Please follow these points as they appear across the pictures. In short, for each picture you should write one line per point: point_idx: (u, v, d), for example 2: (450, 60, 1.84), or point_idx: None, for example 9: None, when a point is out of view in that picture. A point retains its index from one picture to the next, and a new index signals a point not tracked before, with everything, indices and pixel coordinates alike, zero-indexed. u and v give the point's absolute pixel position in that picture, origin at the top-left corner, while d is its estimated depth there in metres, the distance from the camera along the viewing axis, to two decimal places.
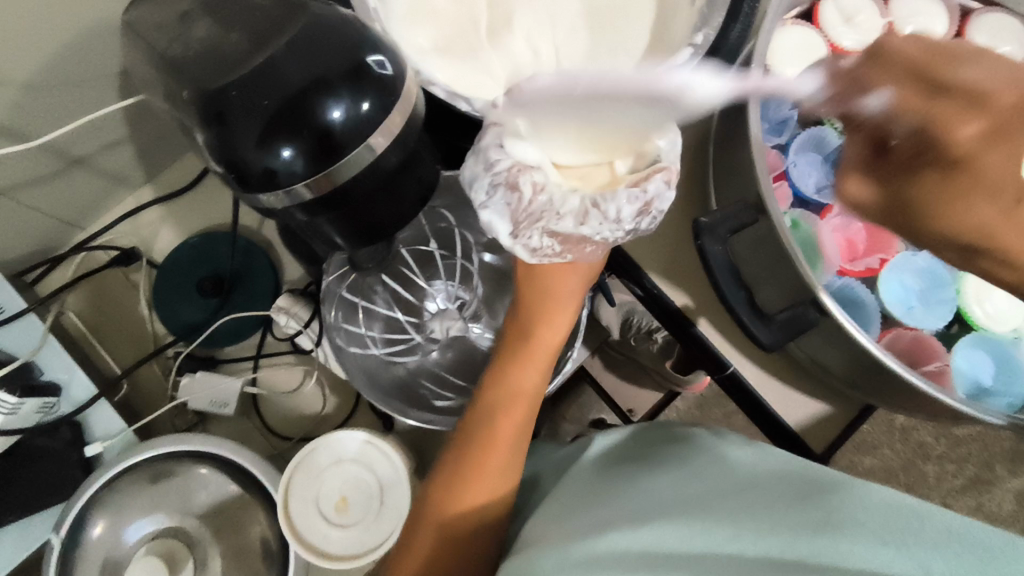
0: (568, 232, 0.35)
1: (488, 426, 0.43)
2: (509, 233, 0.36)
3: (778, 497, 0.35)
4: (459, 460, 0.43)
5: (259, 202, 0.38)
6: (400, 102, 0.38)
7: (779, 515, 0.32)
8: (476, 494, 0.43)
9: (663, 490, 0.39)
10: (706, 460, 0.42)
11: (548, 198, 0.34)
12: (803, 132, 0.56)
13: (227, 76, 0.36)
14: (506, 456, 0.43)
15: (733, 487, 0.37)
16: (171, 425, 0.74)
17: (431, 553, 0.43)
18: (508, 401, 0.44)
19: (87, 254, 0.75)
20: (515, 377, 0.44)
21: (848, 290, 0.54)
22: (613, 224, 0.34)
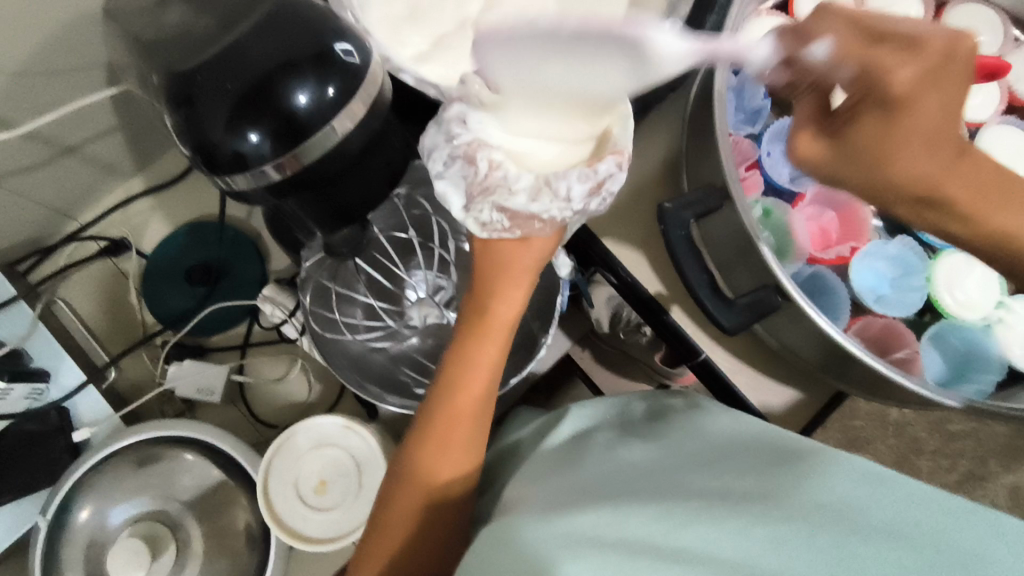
0: (518, 207, 0.37)
1: (449, 402, 0.44)
2: (462, 205, 0.38)
3: (743, 473, 0.36)
4: (425, 434, 0.45)
5: (228, 185, 0.39)
6: (365, 87, 0.38)
7: (740, 486, 0.35)
8: (443, 468, 0.45)
9: (634, 466, 0.41)
10: (681, 442, 0.43)
11: (503, 173, 0.36)
12: (775, 122, 0.56)
13: (195, 60, 0.37)
14: (470, 429, 0.45)
15: (703, 464, 0.39)
16: (159, 413, 0.75)
17: (413, 526, 0.45)
18: (467, 377, 0.44)
19: (79, 244, 0.76)
20: (472, 351, 0.44)
21: (817, 278, 0.55)
22: (562, 202, 0.36)
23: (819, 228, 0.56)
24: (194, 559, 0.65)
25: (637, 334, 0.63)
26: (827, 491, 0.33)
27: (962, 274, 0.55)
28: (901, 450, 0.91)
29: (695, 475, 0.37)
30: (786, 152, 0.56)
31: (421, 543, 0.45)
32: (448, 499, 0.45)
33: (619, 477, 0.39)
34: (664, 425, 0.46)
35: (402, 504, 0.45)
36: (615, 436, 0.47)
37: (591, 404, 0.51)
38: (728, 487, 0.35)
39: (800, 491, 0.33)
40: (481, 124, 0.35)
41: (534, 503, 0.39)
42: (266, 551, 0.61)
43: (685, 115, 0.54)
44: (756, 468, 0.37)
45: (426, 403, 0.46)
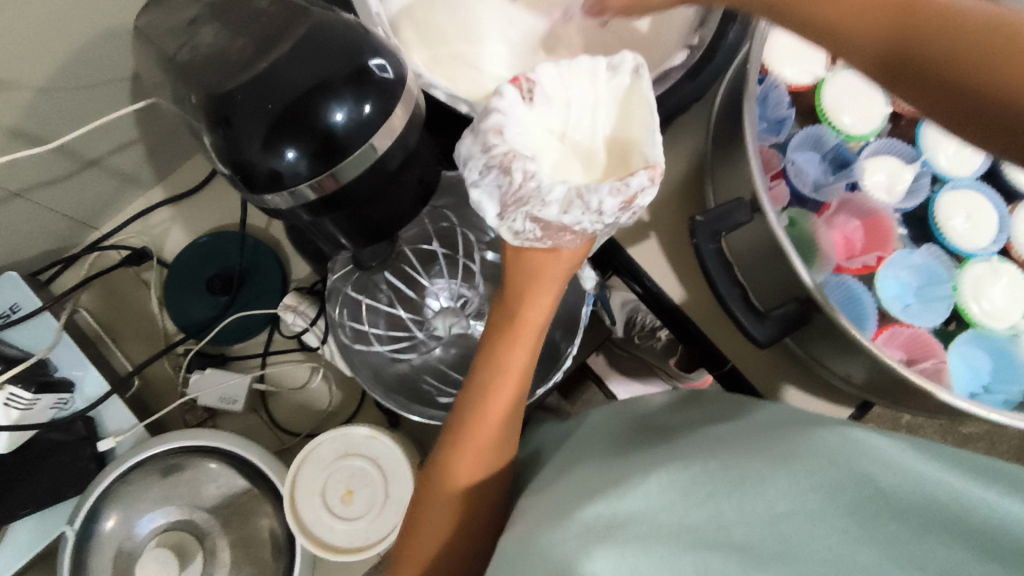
0: (551, 219, 0.35)
1: (478, 409, 0.44)
2: (496, 214, 0.36)
3: (753, 452, 0.36)
4: (454, 441, 0.45)
5: (264, 202, 0.40)
6: (401, 103, 0.39)
7: (754, 458, 0.36)
8: (470, 474, 0.45)
9: (650, 455, 0.41)
10: (698, 428, 0.43)
11: (536, 183, 0.34)
12: (799, 132, 0.57)
13: (233, 81, 0.37)
14: (498, 436, 0.45)
15: (719, 444, 0.39)
16: (181, 421, 0.75)
17: (442, 531, 0.45)
18: (496, 385, 0.44)
19: (100, 254, 0.77)
20: (502, 358, 0.44)
21: (844, 287, 0.54)
22: (595, 215, 0.34)
23: (843, 239, 0.55)
24: (219, 567, 0.65)
25: (651, 339, 0.64)
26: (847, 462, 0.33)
27: (987, 283, 0.55)
28: None
29: (711, 454, 0.37)
30: (811, 160, 0.57)
31: (449, 546, 0.46)
32: (480, 509, 0.46)
33: (639, 461, 0.40)
34: (684, 418, 0.47)
35: (429, 508, 0.46)
36: (636, 428, 0.47)
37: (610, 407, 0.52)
38: (742, 464, 0.35)
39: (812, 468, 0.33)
40: (512, 135, 0.35)
41: (558, 502, 0.39)
42: (293, 560, 0.62)
43: (710, 125, 0.54)
44: (770, 444, 0.37)
45: (455, 410, 0.46)
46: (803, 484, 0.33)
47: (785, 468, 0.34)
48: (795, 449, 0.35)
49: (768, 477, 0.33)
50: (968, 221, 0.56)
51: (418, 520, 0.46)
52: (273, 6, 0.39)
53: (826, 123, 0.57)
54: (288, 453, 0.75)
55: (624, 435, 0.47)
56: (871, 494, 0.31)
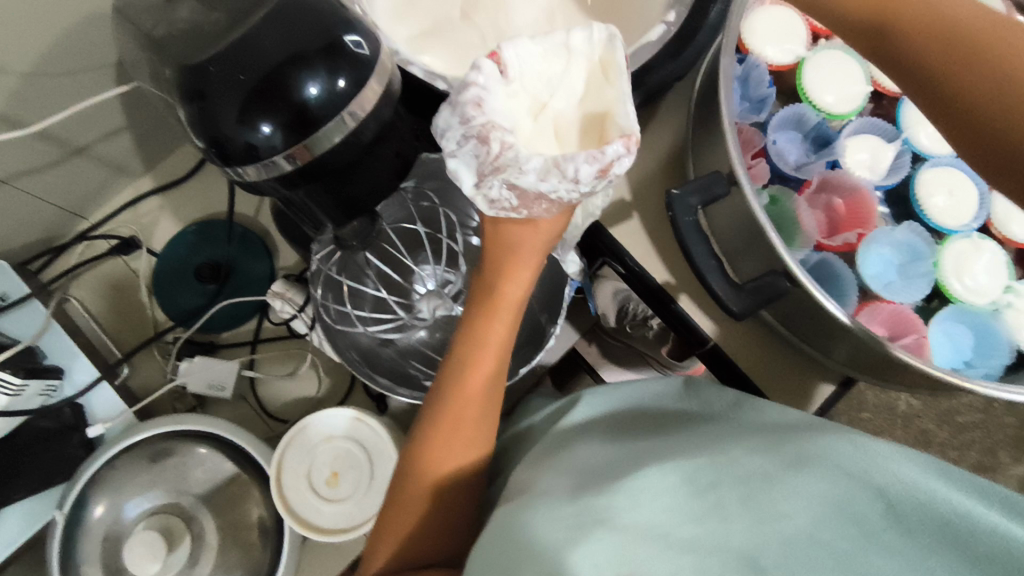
0: (529, 185, 0.35)
1: (458, 382, 0.45)
2: (473, 183, 0.36)
3: (762, 451, 0.36)
4: (434, 415, 0.45)
5: (240, 176, 0.40)
6: (376, 77, 0.39)
7: (744, 461, 0.36)
8: (453, 449, 0.45)
9: (650, 450, 0.41)
10: (691, 425, 0.44)
11: (514, 152, 0.35)
12: (780, 111, 0.57)
13: (207, 54, 0.37)
14: (480, 410, 0.45)
15: (721, 442, 0.39)
16: (171, 408, 0.75)
17: (422, 507, 0.45)
18: (475, 359, 0.44)
19: (90, 243, 0.77)
20: (482, 332, 0.44)
21: (825, 265, 0.55)
22: (572, 183, 0.35)
23: (825, 215, 0.56)
24: (209, 552, 0.66)
25: (644, 328, 0.63)
26: (848, 466, 0.34)
27: (969, 260, 0.55)
28: (908, 442, 0.91)
29: (714, 450, 0.38)
30: (791, 140, 0.57)
31: (430, 523, 0.46)
32: (460, 484, 0.46)
33: (634, 457, 0.40)
34: (679, 413, 0.47)
35: (410, 486, 0.46)
36: (632, 422, 0.47)
37: (605, 390, 0.51)
38: (730, 467, 0.35)
39: (816, 470, 0.34)
40: (490, 108, 0.36)
41: (550, 484, 0.39)
42: (280, 543, 0.62)
43: (691, 104, 0.55)
44: (777, 443, 0.37)
45: (436, 387, 0.46)
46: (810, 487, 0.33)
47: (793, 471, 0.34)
48: (798, 450, 0.36)
49: (773, 480, 0.34)
50: (948, 198, 0.56)
51: (399, 499, 0.46)
52: None
53: (807, 103, 0.57)
54: (278, 440, 0.75)
55: (620, 429, 0.47)
56: (847, 505, 0.32)
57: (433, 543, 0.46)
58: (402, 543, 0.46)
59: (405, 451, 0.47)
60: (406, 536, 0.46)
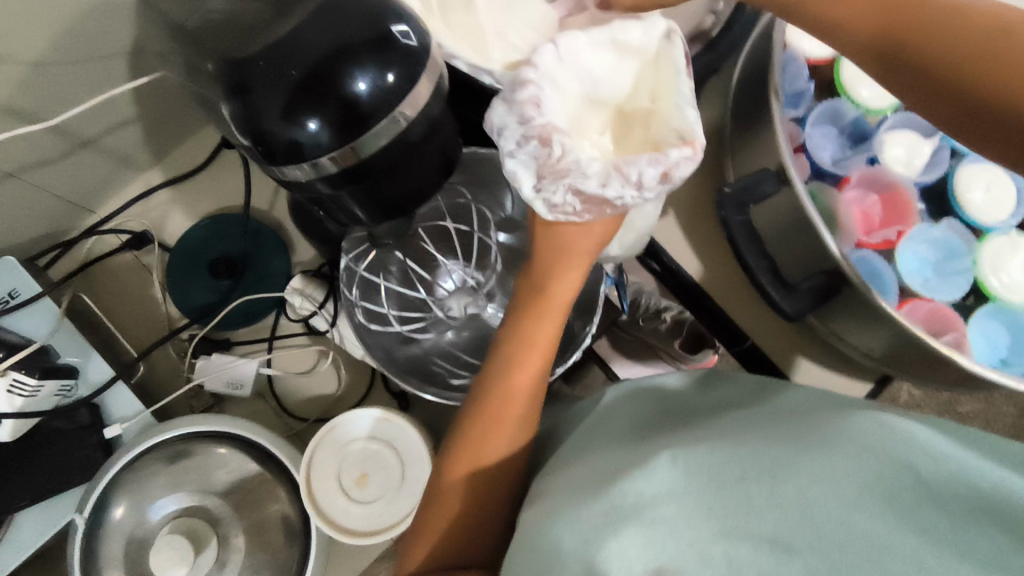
0: (593, 192, 0.34)
1: (504, 381, 0.44)
2: (532, 186, 0.35)
3: (785, 435, 0.34)
4: (477, 415, 0.44)
5: (283, 175, 0.38)
6: (426, 72, 0.38)
7: (777, 436, 0.34)
8: (497, 447, 0.44)
9: (673, 436, 0.39)
10: (727, 411, 0.42)
11: (575, 158, 0.34)
12: (819, 104, 0.56)
13: (253, 47, 0.36)
14: (526, 408, 0.45)
15: (744, 425, 0.37)
16: (187, 407, 0.74)
17: (457, 508, 0.45)
18: (521, 358, 0.44)
19: (99, 238, 0.75)
20: (530, 330, 0.44)
21: (867, 261, 0.54)
22: (634, 188, 0.33)
23: (862, 213, 0.55)
24: (233, 554, 0.65)
25: (657, 321, 0.62)
26: (880, 446, 0.31)
27: (1007, 257, 0.54)
28: None
29: (739, 433, 0.36)
30: (827, 135, 0.56)
31: (465, 528, 0.45)
32: (499, 488, 0.45)
33: (665, 443, 0.38)
34: (711, 400, 0.45)
35: (445, 487, 0.45)
36: (659, 413, 0.45)
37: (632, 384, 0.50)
38: (769, 443, 0.33)
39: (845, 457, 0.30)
40: (548, 108, 0.35)
41: (582, 483, 0.38)
42: (307, 545, 0.61)
43: (730, 99, 0.54)
44: (804, 428, 0.34)
45: (477, 386, 0.45)
46: (839, 470, 0.30)
47: (813, 452, 0.31)
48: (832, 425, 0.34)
49: (786, 459, 0.31)
50: (987, 194, 0.55)
51: (433, 501, 0.45)
52: None
53: (845, 97, 0.56)
54: (297, 438, 0.74)
55: (645, 418, 0.45)
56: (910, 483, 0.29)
57: (462, 548, 0.45)
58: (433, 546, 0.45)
59: (442, 449, 0.46)
60: (438, 540, 0.45)
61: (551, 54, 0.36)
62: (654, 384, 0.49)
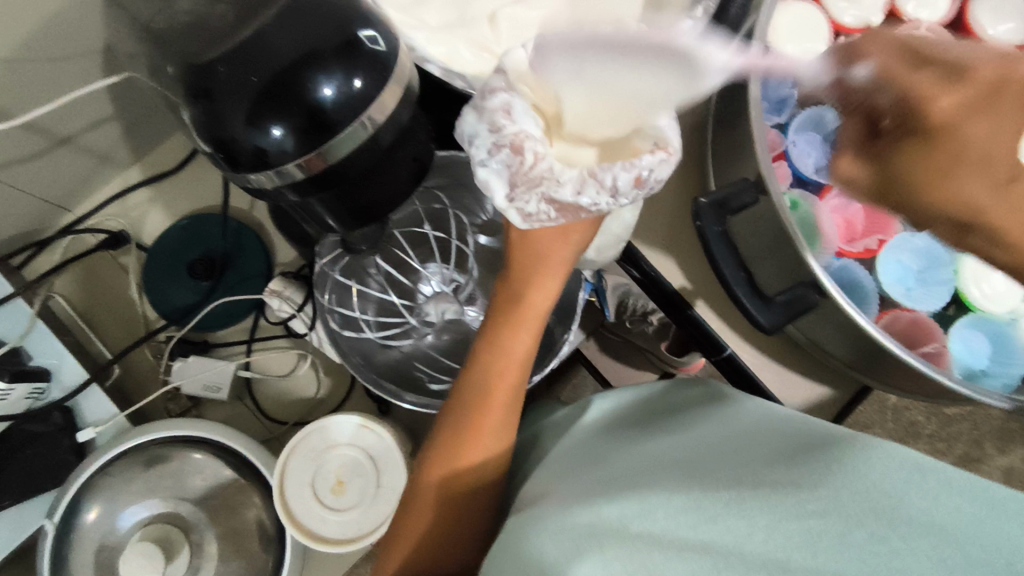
0: (568, 200, 0.33)
1: (481, 391, 0.43)
2: (505, 196, 0.34)
3: (767, 459, 0.34)
4: (455, 427, 0.44)
5: (248, 182, 0.37)
6: (394, 77, 0.37)
7: (758, 461, 0.34)
8: (474, 457, 0.44)
9: (654, 452, 0.39)
10: (708, 425, 0.42)
11: (549, 165, 0.33)
12: (803, 111, 0.55)
13: (215, 51, 0.35)
14: (503, 419, 0.44)
15: (726, 448, 0.37)
16: (164, 410, 0.73)
17: (432, 518, 0.44)
18: (500, 369, 0.43)
19: (75, 237, 0.74)
20: (508, 340, 0.43)
21: (846, 271, 0.54)
22: (609, 195, 0.33)
23: (844, 221, 0.55)
24: (208, 560, 0.64)
25: (644, 324, 0.61)
26: (871, 468, 0.30)
27: (989, 268, 0.54)
28: (899, 435, 0.90)
29: (727, 456, 0.36)
30: (811, 141, 0.56)
31: (441, 537, 0.44)
32: (475, 499, 0.44)
33: (646, 463, 0.38)
34: (691, 413, 0.45)
35: (423, 497, 0.44)
36: (639, 427, 0.45)
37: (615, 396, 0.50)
38: (750, 467, 0.34)
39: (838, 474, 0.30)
40: (519, 113, 0.33)
41: (563, 494, 0.37)
42: (282, 552, 0.60)
43: (712, 105, 0.53)
44: (786, 452, 0.34)
45: (455, 397, 0.44)
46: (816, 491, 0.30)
47: (804, 470, 0.31)
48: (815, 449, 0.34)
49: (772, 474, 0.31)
50: None
51: (411, 509, 0.45)
52: None
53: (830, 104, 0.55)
54: (275, 442, 0.73)
55: (630, 431, 0.45)
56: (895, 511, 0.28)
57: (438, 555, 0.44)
58: (410, 552, 0.44)
59: (420, 459, 0.46)
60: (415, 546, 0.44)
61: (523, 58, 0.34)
62: (637, 397, 0.49)
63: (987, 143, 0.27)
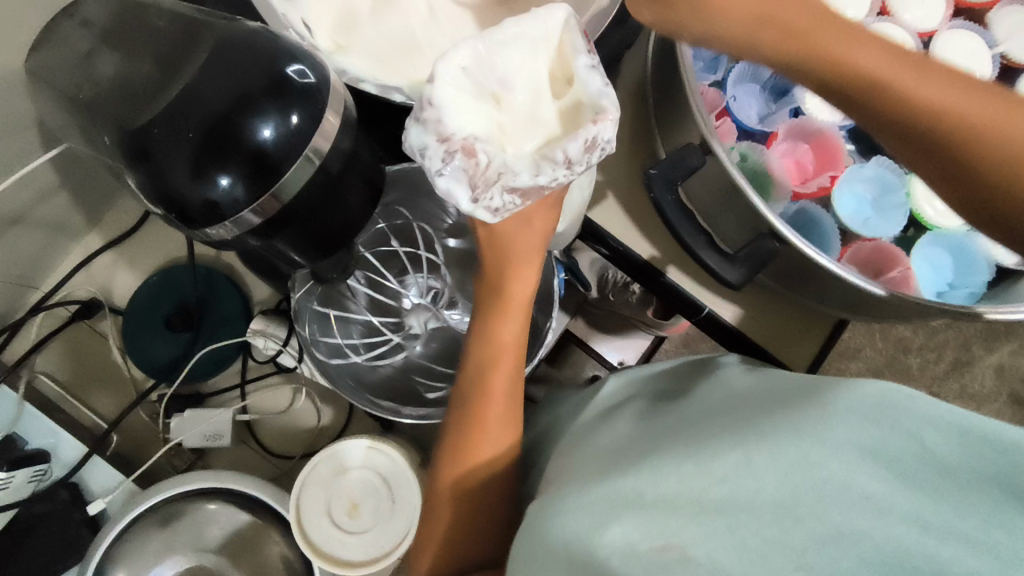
0: (527, 185, 0.35)
1: (480, 382, 0.45)
2: (469, 198, 0.34)
3: (776, 409, 0.33)
4: (460, 421, 0.45)
5: (208, 235, 0.38)
6: (328, 106, 0.37)
7: (765, 413, 0.33)
8: (484, 450, 0.44)
9: (666, 430, 0.38)
10: (712, 394, 0.42)
11: (502, 160, 0.34)
12: (737, 65, 0.56)
13: (147, 113, 0.35)
14: (505, 406, 0.45)
15: (734, 411, 0.36)
16: (170, 467, 0.73)
17: (450, 517, 0.44)
18: (495, 360, 0.45)
19: (48, 312, 0.73)
20: (496, 331, 0.44)
21: (804, 212, 0.55)
22: (565, 167, 0.34)
23: (795, 163, 0.56)
24: None
25: (626, 294, 0.63)
26: (878, 412, 0.29)
27: None
28: (890, 353, 0.92)
29: (730, 417, 0.35)
30: (752, 94, 0.57)
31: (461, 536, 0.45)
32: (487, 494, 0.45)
33: (655, 437, 0.37)
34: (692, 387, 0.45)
35: (438, 497, 0.45)
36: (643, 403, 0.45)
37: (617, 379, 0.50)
38: (763, 420, 0.32)
39: (842, 414, 0.29)
40: (459, 117, 0.34)
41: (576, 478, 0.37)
42: None
43: (647, 75, 0.54)
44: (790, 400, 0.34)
45: (457, 397, 0.46)
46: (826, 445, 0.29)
47: (805, 412, 0.31)
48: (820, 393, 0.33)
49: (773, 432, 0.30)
50: None
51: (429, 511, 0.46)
52: (171, 27, 0.37)
53: None
54: (287, 477, 0.74)
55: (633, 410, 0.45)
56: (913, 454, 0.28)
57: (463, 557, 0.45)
58: (437, 554, 0.45)
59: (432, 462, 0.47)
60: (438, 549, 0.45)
61: (461, 55, 0.33)
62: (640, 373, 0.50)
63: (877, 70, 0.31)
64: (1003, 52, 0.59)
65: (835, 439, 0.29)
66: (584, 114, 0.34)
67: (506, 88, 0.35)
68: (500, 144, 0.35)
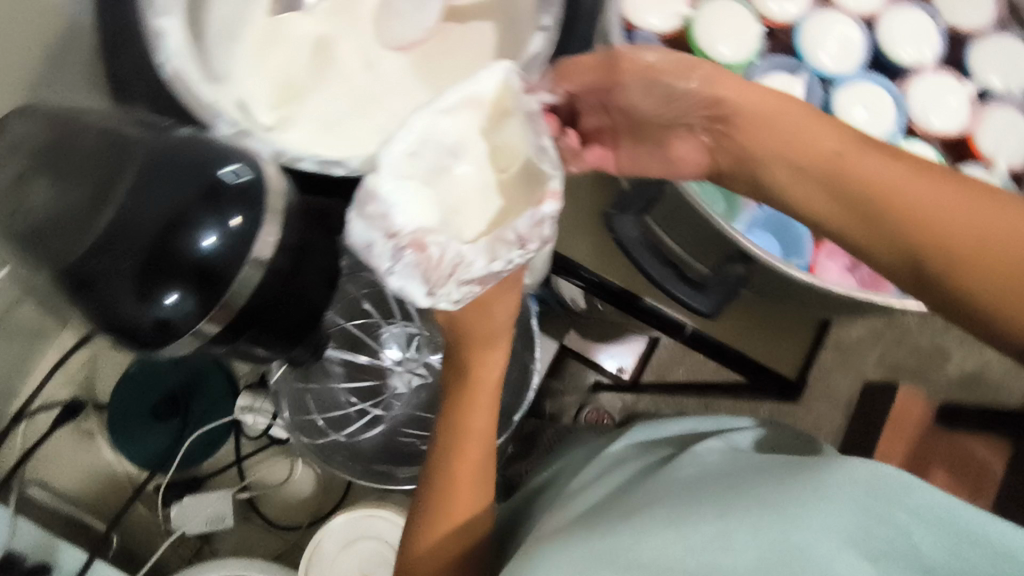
0: (481, 273, 0.34)
1: (445, 470, 0.42)
2: (425, 292, 0.33)
3: (769, 487, 0.34)
4: (425, 509, 0.42)
5: (165, 351, 0.36)
6: (269, 201, 0.36)
7: (758, 488, 0.34)
8: (452, 543, 0.42)
9: (647, 499, 0.38)
10: (698, 463, 0.41)
11: (454, 251, 0.33)
12: None
13: (81, 242, 0.33)
14: (471, 492, 0.42)
15: (716, 484, 0.37)
16: (177, 558, 0.72)
17: None
18: (463, 447, 0.42)
19: (29, 420, 0.70)
20: (460, 420, 0.42)
21: (774, 215, 0.54)
22: (519, 246, 0.34)
23: None
24: None
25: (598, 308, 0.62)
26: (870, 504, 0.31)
27: None
28: None
29: (714, 493, 0.35)
30: None
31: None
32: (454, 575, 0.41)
33: (640, 503, 0.38)
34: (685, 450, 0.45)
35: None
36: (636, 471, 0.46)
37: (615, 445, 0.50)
38: (761, 496, 0.33)
39: (836, 499, 0.32)
40: (405, 212, 0.33)
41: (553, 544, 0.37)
42: None
43: None
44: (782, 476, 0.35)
45: (427, 479, 0.43)
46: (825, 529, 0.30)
47: (793, 497, 0.32)
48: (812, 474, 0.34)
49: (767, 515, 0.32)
50: (868, 111, 0.56)
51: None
52: (94, 144, 0.36)
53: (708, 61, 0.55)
54: (298, 548, 0.72)
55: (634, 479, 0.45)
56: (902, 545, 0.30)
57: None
58: None
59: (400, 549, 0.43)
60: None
61: (405, 141, 0.34)
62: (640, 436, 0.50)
63: (871, 172, 0.34)
64: (948, 24, 0.58)
65: (827, 523, 0.31)
66: (530, 182, 0.35)
67: (448, 158, 0.35)
68: (453, 233, 0.34)
